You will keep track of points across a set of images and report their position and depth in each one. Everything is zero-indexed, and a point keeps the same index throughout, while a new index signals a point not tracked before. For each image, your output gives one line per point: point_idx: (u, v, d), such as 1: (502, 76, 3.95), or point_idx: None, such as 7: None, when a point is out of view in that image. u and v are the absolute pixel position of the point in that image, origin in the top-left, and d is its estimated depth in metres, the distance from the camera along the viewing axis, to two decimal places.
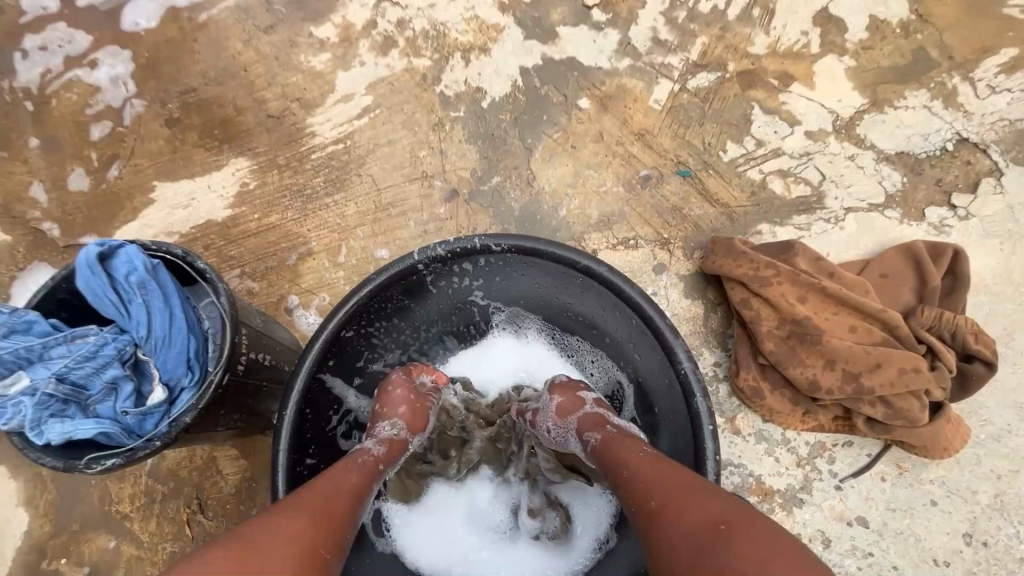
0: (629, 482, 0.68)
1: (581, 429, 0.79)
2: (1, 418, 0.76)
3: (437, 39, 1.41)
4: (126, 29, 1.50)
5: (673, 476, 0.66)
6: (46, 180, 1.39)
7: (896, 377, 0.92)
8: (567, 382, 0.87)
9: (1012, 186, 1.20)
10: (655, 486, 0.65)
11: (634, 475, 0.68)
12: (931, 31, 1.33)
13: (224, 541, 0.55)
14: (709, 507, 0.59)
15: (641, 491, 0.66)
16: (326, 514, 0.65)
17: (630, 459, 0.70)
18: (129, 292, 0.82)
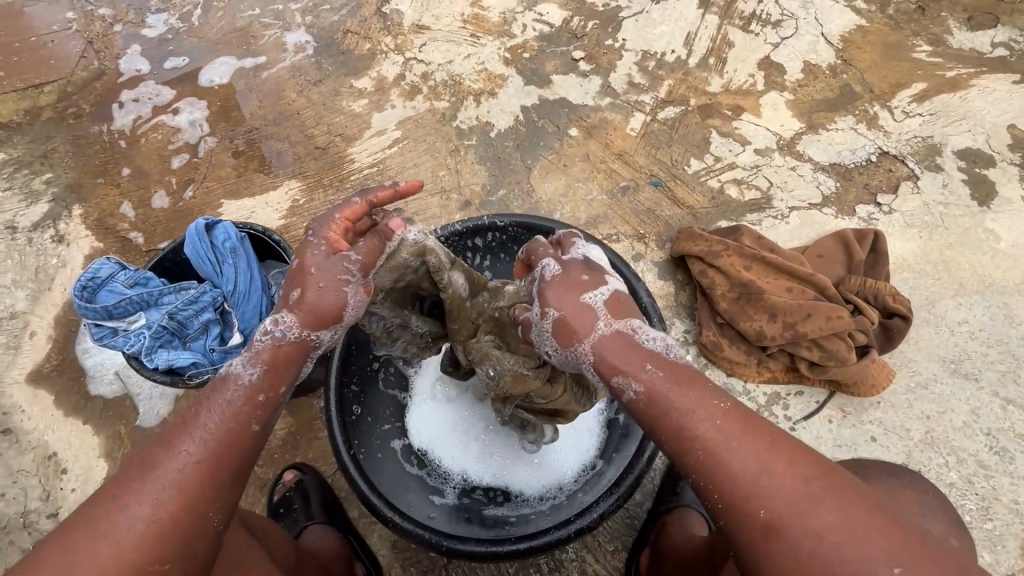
0: (714, 468, 0.63)
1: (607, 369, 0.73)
2: (126, 344, 1.00)
3: (454, 87, 1.75)
4: (205, 85, 1.87)
5: (775, 466, 0.61)
6: (134, 200, 1.70)
7: (825, 324, 1.17)
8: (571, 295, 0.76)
9: (927, 188, 1.46)
10: (762, 482, 0.61)
11: (724, 460, 0.63)
12: (853, 71, 1.63)
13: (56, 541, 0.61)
14: (848, 521, 0.57)
15: (739, 484, 0.62)
16: (180, 507, 0.65)
17: (702, 428, 0.65)
18: (223, 255, 1.09)
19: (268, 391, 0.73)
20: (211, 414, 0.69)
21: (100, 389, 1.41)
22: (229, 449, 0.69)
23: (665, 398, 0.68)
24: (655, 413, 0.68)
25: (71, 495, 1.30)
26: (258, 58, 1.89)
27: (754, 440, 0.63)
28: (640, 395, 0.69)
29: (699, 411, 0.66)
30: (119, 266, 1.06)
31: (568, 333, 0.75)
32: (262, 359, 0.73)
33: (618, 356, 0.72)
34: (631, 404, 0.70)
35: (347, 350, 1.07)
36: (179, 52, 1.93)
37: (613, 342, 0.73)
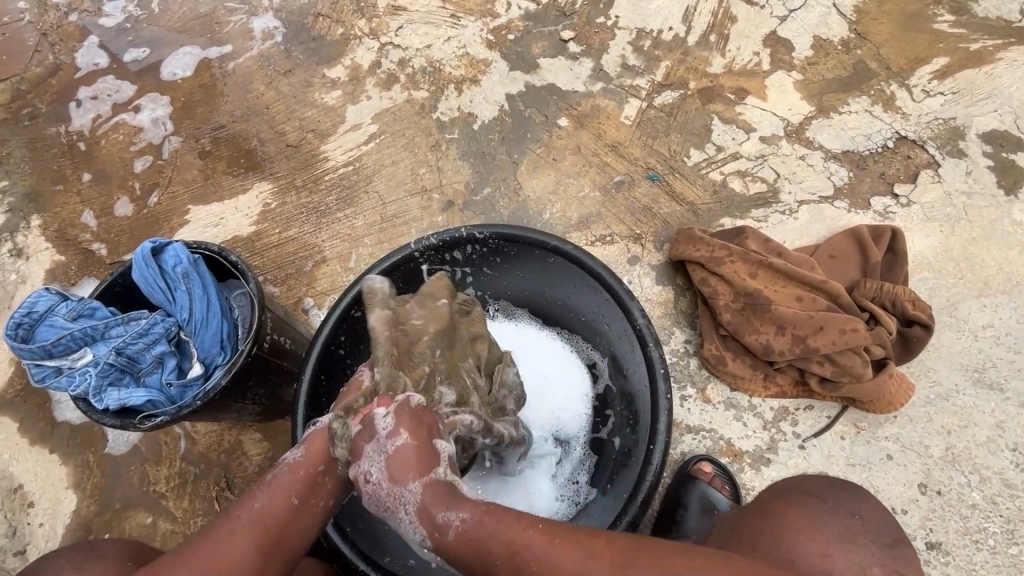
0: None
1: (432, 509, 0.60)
2: (70, 385, 0.92)
3: (434, 74, 1.61)
4: (166, 79, 1.71)
5: (587, 555, 0.60)
6: (95, 208, 1.58)
7: (838, 337, 1.08)
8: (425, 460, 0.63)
9: (947, 176, 1.34)
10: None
11: (548, 572, 0.59)
12: (868, 46, 1.49)
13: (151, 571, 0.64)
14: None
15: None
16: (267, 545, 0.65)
17: (523, 540, 0.61)
18: (175, 281, 0.99)
19: (316, 465, 0.68)
20: (260, 487, 0.67)
21: (66, 415, 1.32)
22: (267, 529, 0.65)
23: (494, 525, 0.61)
24: (480, 547, 0.60)
25: (41, 529, 1.24)
26: (224, 47, 1.73)
27: (565, 539, 0.61)
28: (465, 535, 0.61)
29: (517, 525, 0.61)
30: (60, 297, 0.96)
31: (399, 466, 0.62)
32: (311, 440, 0.69)
33: (439, 501, 0.61)
34: (457, 548, 0.60)
35: (314, 382, 0.99)
36: (139, 42, 1.77)
37: (439, 489, 0.62)
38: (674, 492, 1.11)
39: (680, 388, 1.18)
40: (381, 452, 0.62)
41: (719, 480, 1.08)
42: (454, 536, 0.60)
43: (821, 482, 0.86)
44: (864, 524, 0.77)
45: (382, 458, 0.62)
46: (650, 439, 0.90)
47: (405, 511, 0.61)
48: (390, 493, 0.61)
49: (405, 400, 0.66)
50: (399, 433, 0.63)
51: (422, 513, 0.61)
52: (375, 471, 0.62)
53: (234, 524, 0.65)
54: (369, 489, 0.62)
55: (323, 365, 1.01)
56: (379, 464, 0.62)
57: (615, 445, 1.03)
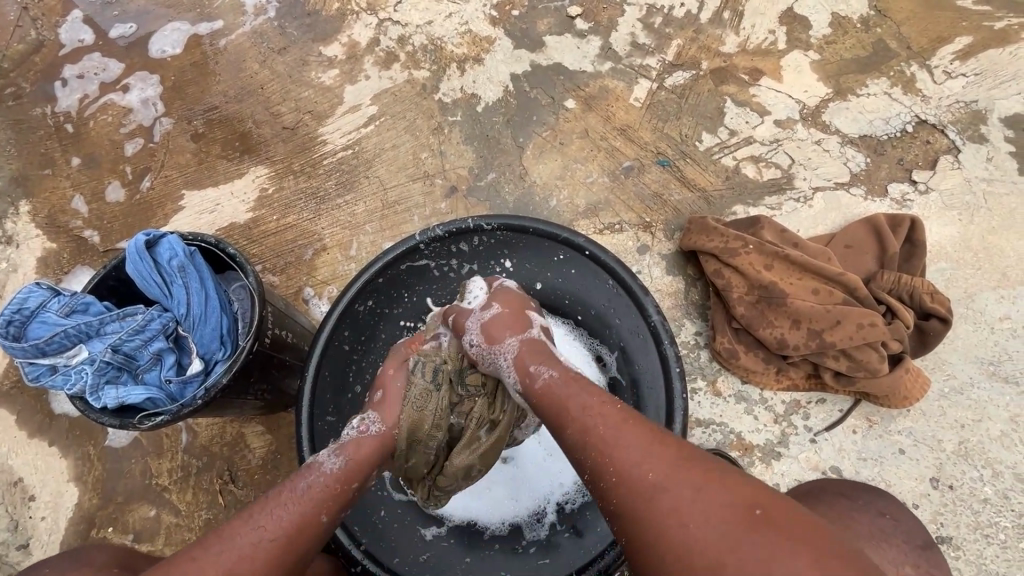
0: (607, 465, 0.63)
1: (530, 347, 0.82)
2: (66, 384, 0.89)
3: (435, 52, 1.54)
4: (155, 56, 1.64)
5: (661, 450, 0.61)
6: (87, 193, 1.53)
7: (855, 332, 1.06)
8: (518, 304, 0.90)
9: (967, 162, 1.30)
10: (645, 467, 0.60)
11: (608, 438, 0.65)
12: (889, 24, 1.43)
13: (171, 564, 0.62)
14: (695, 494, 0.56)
15: (627, 477, 0.60)
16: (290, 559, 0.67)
17: (599, 412, 0.68)
18: (171, 274, 0.96)
19: (349, 481, 0.77)
20: (292, 497, 0.71)
21: (63, 407, 1.30)
22: (300, 533, 0.69)
23: (565, 392, 0.73)
24: (564, 400, 0.72)
25: (43, 523, 1.23)
26: (214, 22, 1.65)
27: (642, 425, 0.65)
28: (548, 387, 0.75)
29: (599, 400, 0.70)
30: (52, 293, 0.93)
31: (495, 330, 0.86)
32: (348, 449, 0.80)
33: (531, 354, 0.81)
34: (541, 395, 0.76)
35: (317, 376, 0.96)
36: (125, 18, 1.68)
37: (526, 346, 0.83)
38: None
39: (690, 381, 1.16)
40: (478, 322, 0.87)
41: None
42: (539, 387, 0.76)
43: (845, 483, 0.87)
44: (895, 524, 0.79)
45: (479, 326, 0.87)
46: None
47: (504, 358, 0.84)
48: (491, 350, 0.85)
49: (500, 286, 0.93)
50: (493, 306, 0.89)
51: (517, 361, 0.81)
52: (475, 334, 0.87)
53: (266, 530, 0.67)
54: (474, 351, 0.87)
55: (326, 359, 0.98)
56: (477, 329, 0.87)
57: None
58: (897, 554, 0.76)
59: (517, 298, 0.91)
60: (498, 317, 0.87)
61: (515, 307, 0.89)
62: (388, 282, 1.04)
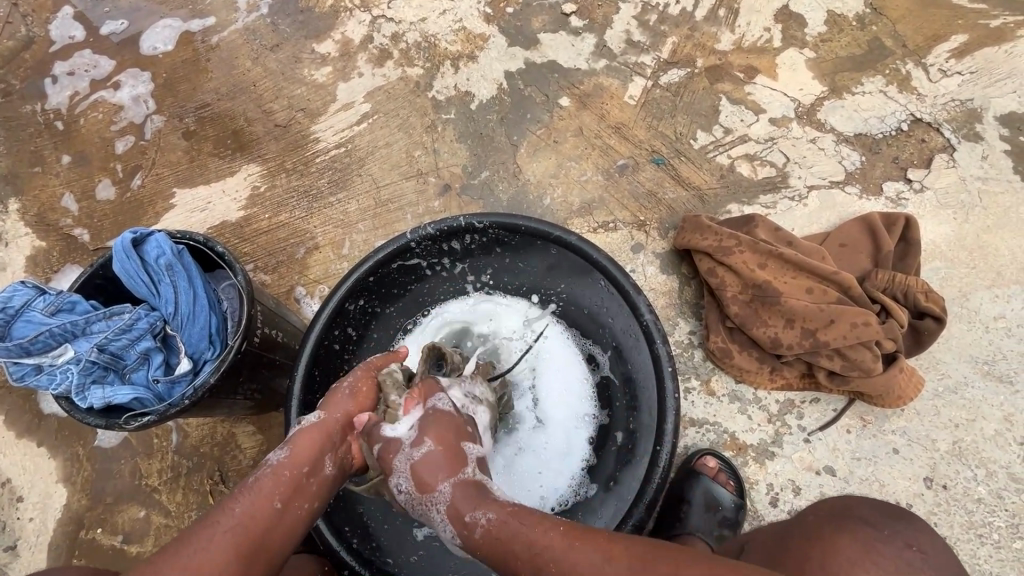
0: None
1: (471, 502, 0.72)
2: (51, 384, 0.88)
3: (429, 50, 1.53)
4: (146, 53, 1.62)
5: (613, 564, 0.62)
6: (77, 191, 1.52)
7: (849, 331, 1.06)
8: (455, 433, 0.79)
9: (963, 161, 1.30)
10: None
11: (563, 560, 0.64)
12: (885, 22, 1.42)
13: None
14: None
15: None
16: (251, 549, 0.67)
17: (543, 540, 0.66)
18: (159, 273, 0.95)
19: (299, 467, 0.74)
20: (239, 494, 0.70)
21: (52, 407, 1.28)
22: (251, 524, 0.68)
23: (515, 525, 0.69)
24: (503, 539, 0.68)
25: (31, 524, 1.21)
26: (206, 19, 1.63)
27: (585, 540, 0.65)
28: (488, 531, 0.69)
29: (535, 524, 0.68)
30: (37, 291, 0.92)
31: (425, 479, 0.74)
32: (295, 437, 0.77)
33: (466, 500, 0.72)
34: (482, 545, 0.69)
35: (308, 376, 0.95)
36: (116, 14, 1.67)
37: (463, 492, 0.73)
38: (677, 487, 1.11)
39: (684, 380, 1.15)
40: (408, 462, 0.75)
41: (724, 476, 1.08)
42: (479, 535, 0.70)
43: (877, 510, 0.86)
44: (922, 555, 0.77)
45: (409, 468, 0.75)
46: (657, 439, 0.89)
47: (437, 510, 0.74)
48: (422, 500, 0.74)
49: (430, 411, 0.80)
50: (424, 443, 0.76)
51: (451, 511, 0.72)
52: (404, 478, 0.75)
53: (216, 530, 0.66)
54: (403, 496, 0.76)
55: (317, 359, 0.97)
56: (406, 472, 0.75)
57: (617, 438, 1.00)
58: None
59: (452, 429, 0.79)
60: (433, 458, 0.75)
61: (447, 444, 0.77)
62: (378, 280, 1.02)
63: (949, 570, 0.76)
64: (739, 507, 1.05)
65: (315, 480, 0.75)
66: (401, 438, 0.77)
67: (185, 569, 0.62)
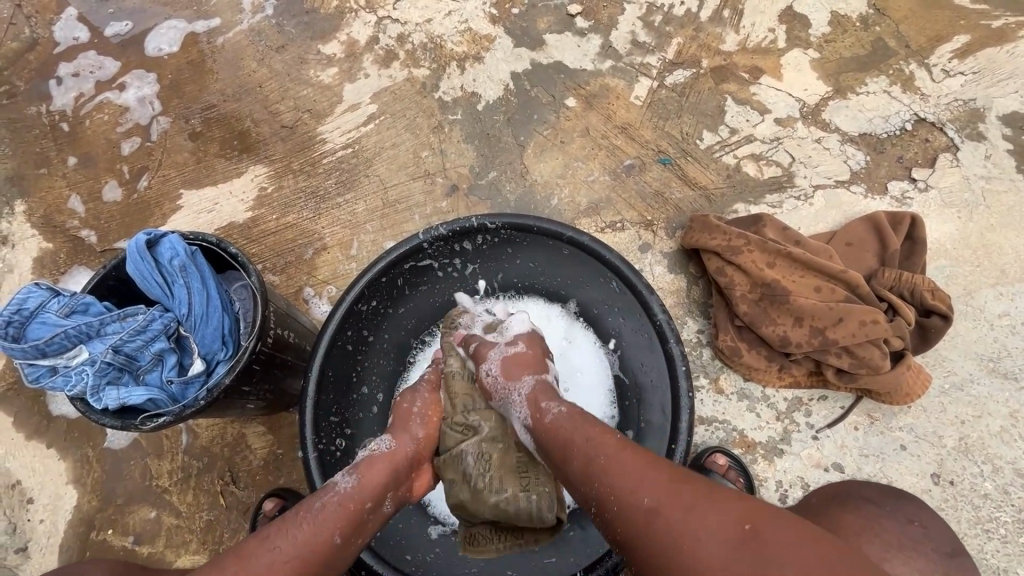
0: (609, 497, 0.66)
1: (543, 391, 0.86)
2: (67, 385, 0.88)
3: (435, 51, 1.54)
4: (151, 55, 1.62)
5: (654, 472, 0.64)
6: (83, 193, 1.51)
7: (857, 329, 1.07)
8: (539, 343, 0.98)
9: (966, 160, 1.31)
10: (642, 492, 0.63)
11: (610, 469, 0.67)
12: (888, 23, 1.43)
13: None
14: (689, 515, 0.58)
15: (625, 503, 0.63)
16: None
17: (601, 442, 0.72)
18: (173, 274, 0.95)
19: (364, 501, 0.74)
20: (307, 518, 0.69)
21: (61, 408, 1.28)
22: (314, 553, 0.67)
23: (576, 423, 0.77)
24: (572, 439, 0.75)
25: (41, 526, 1.22)
26: (211, 20, 1.63)
27: (640, 451, 0.69)
28: (556, 423, 0.79)
29: (602, 430, 0.73)
30: (51, 293, 0.92)
31: (516, 367, 0.91)
32: (363, 468, 0.78)
33: (545, 392, 0.85)
34: (552, 427, 0.79)
35: (321, 376, 0.95)
36: (121, 16, 1.67)
37: (543, 384, 0.88)
38: None
39: (693, 379, 1.16)
40: (503, 354, 0.93)
41: (733, 473, 1.08)
42: (549, 421, 0.80)
43: (874, 489, 0.89)
44: (925, 533, 0.81)
45: (502, 358, 0.93)
46: (672, 438, 0.90)
47: (516, 394, 0.88)
48: (506, 385, 0.90)
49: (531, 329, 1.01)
50: (518, 343, 0.95)
51: (527, 399, 0.86)
52: (495, 366, 0.92)
53: (279, 554, 0.65)
54: (489, 380, 0.92)
55: (328, 358, 0.97)
56: (498, 361, 0.93)
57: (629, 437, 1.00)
58: (926, 562, 0.78)
59: (541, 343, 0.98)
60: (521, 351, 0.94)
61: (537, 351, 0.95)
62: (390, 281, 1.03)
63: (951, 548, 0.81)
64: None
65: (372, 518, 0.76)
66: (500, 341, 0.97)
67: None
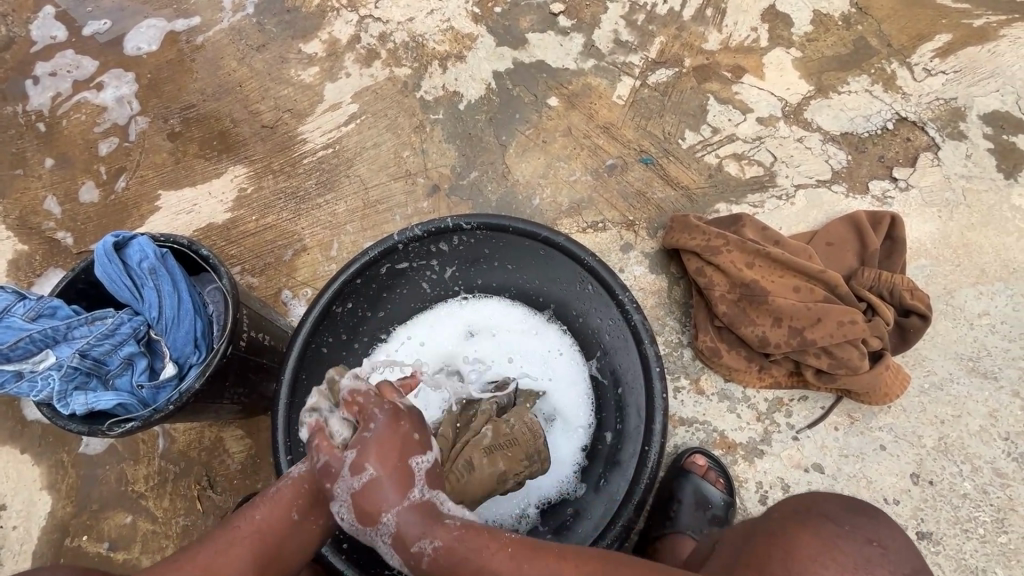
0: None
1: (414, 535, 0.68)
2: (32, 390, 0.86)
3: (416, 50, 1.52)
4: (130, 54, 1.60)
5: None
6: (59, 194, 1.49)
7: (836, 329, 1.07)
8: (394, 449, 0.71)
9: (947, 159, 1.31)
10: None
11: None
12: (869, 22, 1.43)
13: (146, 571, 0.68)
14: None
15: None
16: (266, 557, 0.70)
17: (492, 565, 0.67)
18: (142, 277, 0.94)
19: (317, 481, 0.73)
20: (262, 500, 0.72)
21: (35, 413, 1.26)
22: (268, 537, 0.70)
23: (464, 551, 0.68)
24: (454, 569, 0.67)
25: (15, 533, 1.20)
26: (191, 18, 1.61)
27: (540, 562, 0.67)
28: (435, 558, 0.67)
29: (492, 549, 0.68)
30: (17, 297, 0.90)
31: (367, 509, 0.68)
32: (312, 456, 0.72)
33: (413, 527, 0.68)
34: (433, 574, 0.68)
35: (294, 380, 0.94)
36: (99, 14, 1.64)
37: (413, 513, 0.68)
38: (667, 486, 1.11)
39: (674, 380, 1.16)
40: (348, 491, 0.69)
41: (713, 474, 1.08)
42: (428, 565, 0.68)
43: (841, 503, 0.82)
44: (882, 552, 0.74)
45: (351, 497, 0.69)
46: (646, 440, 0.90)
47: (381, 537, 0.69)
48: (364, 529, 0.69)
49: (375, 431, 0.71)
50: (365, 472, 0.69)
51: (395, 535, 0.68)
52: (345, 507, 0.69)
53: (235, 534, 0.70)
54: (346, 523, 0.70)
55: (304, 362, 0.96)
56: (348, 502, 0.69)
57: (606, 439, 1.00)
58: None
59: (398, 442, 0.71)
60: (365, 488, 0.68)
61: (393, 464, 0.70)
62: (366, 283, 1.02)
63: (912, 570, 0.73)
64: (728, 505, 1.06)
65: (333, 496, 0.73)
66: (342, 466, 0.70)
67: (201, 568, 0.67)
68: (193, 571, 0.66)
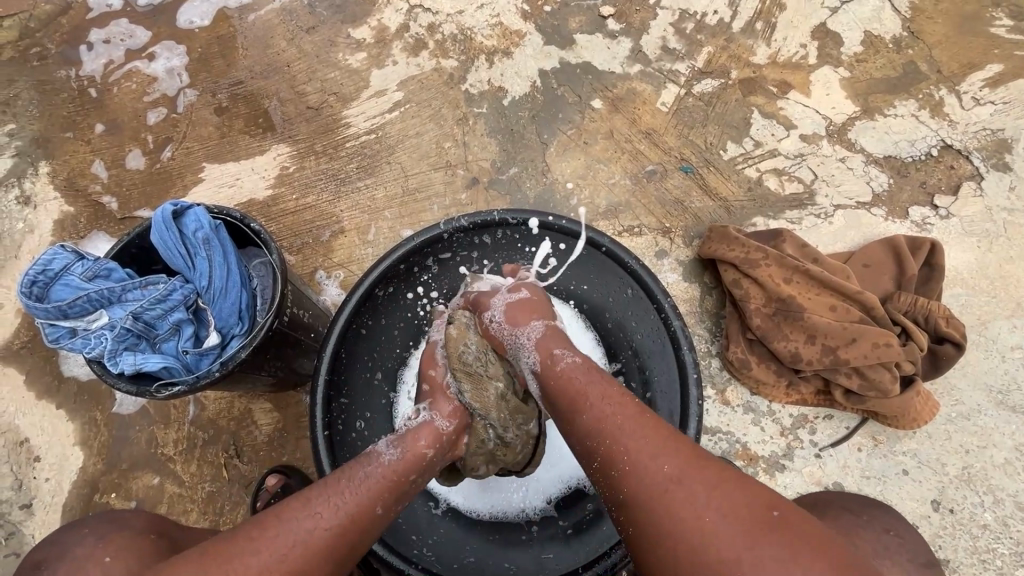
0: (619, 454, 0.67)
1: (554, 343, 0.83)
2: (86, 347, 0.90)
3: (465, 43, 1.53)
4: (182, 26, 1.62)
5: (675, 446, 0.66)
6: (107, 158, 1.53)
7: (870, 350, 1.07)
8: (541, 291, 0.95)
9: (990, 190, 1.31)
10: (662, 461, 0.64)
11: (629, 431, 0.68)
12: (920, 47, 1.42)
13: (211, 553, 0.62)
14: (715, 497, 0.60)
15: (642, 469, 0.64)
16: (342, 550, 0.66)
17: (613, 399, 0.73)
18: (196, 247, 0.96)
19: (406, 473, 0.74)
20: (349, 486, 0.70)
21: (72, 370, 1.30)
22: (352, 527, 0.67)
23: (587, 377, 0.77)
24: (580, 385, 0.76)
25: (46, 484, 1.23)
26: None
27: (660, 424, 0.69)
28: (569, 373, 0.78)
29: (617, 392, 0.74)
30: (76, 256, 0.93)
31: (519, 314, 0.88)
32: (409, 441, 0.77)
33: (555, 340, 0.84)
34: (562, 374, 0.78)
35: (334, 358, 0.96)
36: None
37: (552, 330, 0.86)
38: None
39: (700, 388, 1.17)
40: (506, 300, 0.90)
41: None
42: (561, 367, 0.79)
43: (851, 497, 0.82)
44: (900, 542, 0.74)
45: (505, 304, 0.90)
46: None
47: (525, 338, 0.86)
48: (513, 330, 0.87)
49: (530, 280, 0.97)
50: (521, 289, 0.92)
51: (542, 341, 0.84)
52: (499, 312, 0.90)
53: (319, 520, 0.66)
54: (495, 326, 0.89)
55: (343, 341, 0.98)
56: (502, 308, 0.90)
57: None
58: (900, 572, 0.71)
59: (542, 292, 0.94)
60: (520, 297, 0.91)
61: (540, 298, 0.92)
62: (407, 269, 1.04)
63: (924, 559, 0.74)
64: None
65: (415, 485, 0.76)
66: (502, 289, 0.94)
67: (282, 556, 0.62)
68: (274, 557, 0.62)
